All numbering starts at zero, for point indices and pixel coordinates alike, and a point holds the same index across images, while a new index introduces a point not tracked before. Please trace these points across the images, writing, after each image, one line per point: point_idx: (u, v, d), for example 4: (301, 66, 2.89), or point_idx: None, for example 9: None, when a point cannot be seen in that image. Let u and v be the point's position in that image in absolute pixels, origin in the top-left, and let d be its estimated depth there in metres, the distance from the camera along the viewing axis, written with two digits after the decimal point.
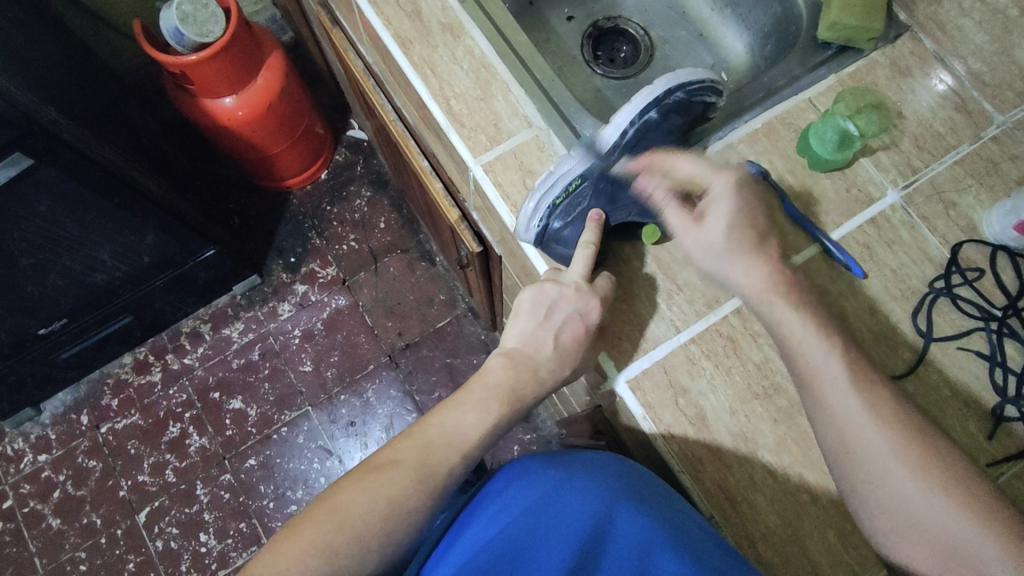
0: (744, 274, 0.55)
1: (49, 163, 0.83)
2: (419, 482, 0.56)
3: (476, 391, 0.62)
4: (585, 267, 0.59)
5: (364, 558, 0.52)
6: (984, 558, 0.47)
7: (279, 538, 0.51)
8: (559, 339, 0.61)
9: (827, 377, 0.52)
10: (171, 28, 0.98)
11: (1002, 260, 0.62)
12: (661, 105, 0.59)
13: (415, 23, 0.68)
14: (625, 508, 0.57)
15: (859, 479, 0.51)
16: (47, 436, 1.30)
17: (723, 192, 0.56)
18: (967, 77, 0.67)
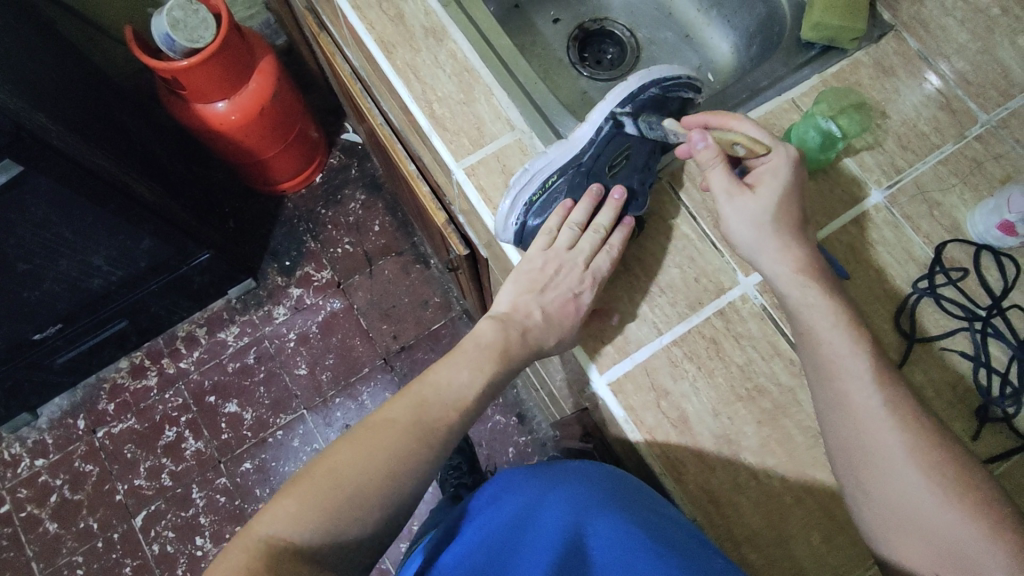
0: (779, 254, 0.55)
1: (40, 170, 0.83)
2: (418, 440, 0.55)
3: (470, 350, 0.60)
4: (592, 248, 0.60)
5: (371, 516, 0.51)
6: (980, 557, 0.46)
7: (284, 495, 0.51)
8: (548, 311, 0.60)
9: (845, 367, 0.52)
10: (161, 34, 0.99)
11: (986, 260, 0.61)
12: (634, 102, 0.61)
13: (398, 28, 0.68)
14: (603, 514, 0.57)
15: (861, 469, 0.50)
16: (44, 440, 1.30)
17: (780, 166, 0.57)
18: (951, 76, 0.67)
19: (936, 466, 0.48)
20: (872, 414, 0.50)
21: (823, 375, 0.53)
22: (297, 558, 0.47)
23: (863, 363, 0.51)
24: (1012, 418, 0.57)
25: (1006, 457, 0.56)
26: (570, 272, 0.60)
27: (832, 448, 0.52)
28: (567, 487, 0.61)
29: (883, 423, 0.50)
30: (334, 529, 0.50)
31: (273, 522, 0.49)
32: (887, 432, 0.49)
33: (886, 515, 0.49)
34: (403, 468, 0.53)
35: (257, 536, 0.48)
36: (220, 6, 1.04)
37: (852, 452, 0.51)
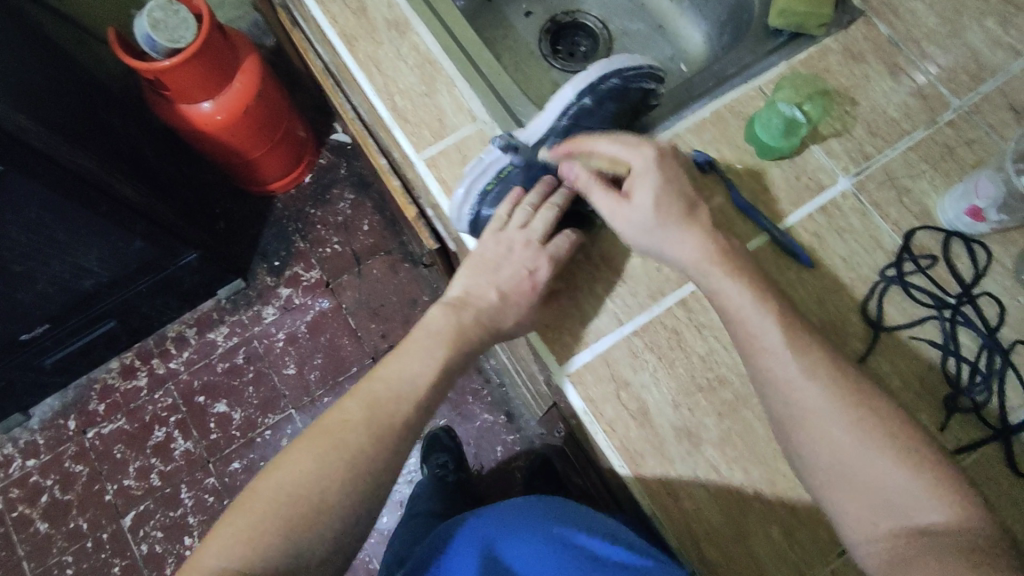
0: (676, 247, 0.55)
1: (22, 172, 0.82)
2: (372, 440, 0.53)
3: (421, 339, 0.58)
4: (547, 226, 0.60)
5: (328, 526, 0.50)
6: (921, 508, 0.45)
7: (231, 518, 0.49)
8: (504, 290, 0.59)
9: (764, 341, 0.51)
10: (143, 35, 0.98)
11: (957, 247, 0.60)
12: (594, 92, 0.59)
13: (361, 20, 0.68)
14: (536, 538, 0.60)
15: (793, 433, 0.49)
16: (35, 441, 1.31)
17: (645, 169, 0.56)
18: (920, 60, 0.66)
19: (876, 428, 0.47)
20: (792, 383, 0.49)
21: (748, 350, 0.52)
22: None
23: (778, 335, 0.50)
24: (981, 409, 0.56)
25: (974, 449, 0.55)
26: (524, 248, 0.60)
27: (768, 414, 0.51)
28: (509, 515, 0.63)
29: (804, 389, 0.49)
30: (290, 548, 0.48)
31: (221, 552, 0.47)
32: (808, 395, 0.48)
33: (823, 472, 0.48)
34: (359, 471, 0.51)
35: (206, 568, 0.46)
36: (202, 6, 1.03)
37: (781, 419, 0.50)
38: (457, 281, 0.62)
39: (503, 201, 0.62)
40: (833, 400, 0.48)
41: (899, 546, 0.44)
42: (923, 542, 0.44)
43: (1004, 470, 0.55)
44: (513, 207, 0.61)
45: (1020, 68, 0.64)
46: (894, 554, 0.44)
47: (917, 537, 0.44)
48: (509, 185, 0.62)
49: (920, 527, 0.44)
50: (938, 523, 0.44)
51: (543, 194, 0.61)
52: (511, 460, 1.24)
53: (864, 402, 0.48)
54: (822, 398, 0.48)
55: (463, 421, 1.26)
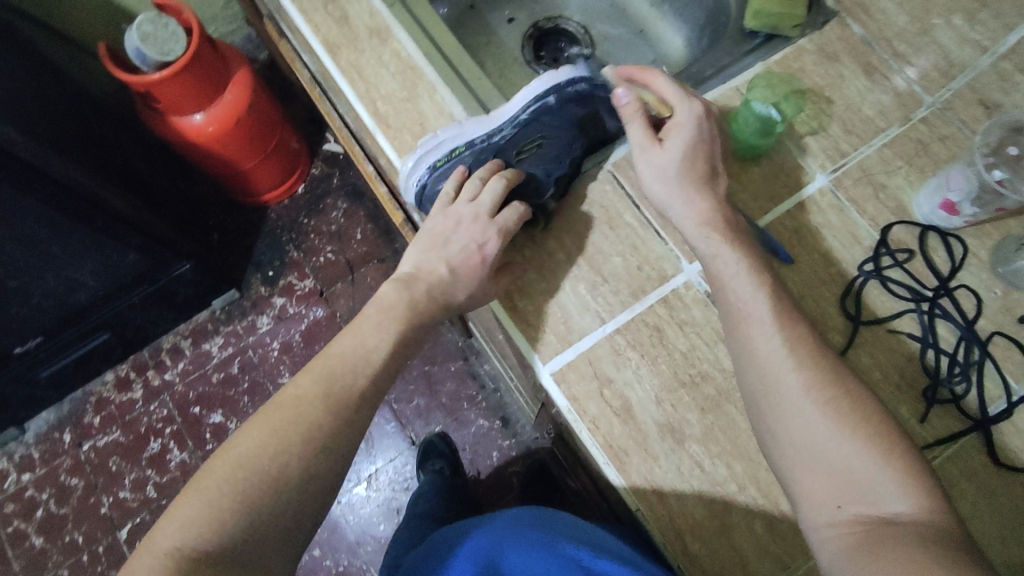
0: (683, 207, 0.58)
1: (12, 184, 0.82)
2: (329, 413, 0.52)
3: (373, 315, 0.59)
4: (496, 200, 0.59)
5: (286, 499, 0.49)
6: (888, 497, 0.45)
7: (185, 498, 0.48)
8: (453, 265, 0.59)
9: (748, 315, 0.53)
10: (133, 49, 0.99)
11: (933, 241, 0.61)
12: (559, 93, 0.62)
13: (343, 29, 0.69)
14: (526, 550, 0.59)
15: (768, 409, 0.50)
16: (30, 455, 1.30)
17: (685, 122, 0.58)
18: (894, 59, 0.67)
19: (848, 415, 0.48)
20: (774, 358, 0.50)
21: (733, 324, 0.54)
22: (211, 563, 0.45)
23: (765, 308, 0.52)
24: (960, 400, 0.56)
25: (954, 439, 0.56)
26: (473, 223, 0.60)
27: (745, 391, 0.53)
28: (502, 530, 0.63)
29: (783, 365, 0.50)
30: (248, 524, 0.47)
31: (177, 531, 0.46)
32: (787, 372, 0.50)
33: (793, 451, 0.49)
34: (316, 443, 0.51)
35: (161, 549, 0.45)
36: (192, 19, 1.04)
37: (757, 401, 0.51)
38: (408, 258, 0.63)
39: (450, 176, 0.63)
40: (814, 394, 0.49)
41: (861, 532, 0.45)
42: (887, 531, 0.44)
43: (984, 461, 0.55)
44: (460, 182, 0.62)
45: (990, 64, 0.66)
46: (856, 540, 0.45)
47: (883, 526, 0.45)
48: (458, 164, 0.63)
49: (884, 515, 0.45)
50: (902, 512, 0.45)
51: (492, 171, 0.62)
52: (506, 465, 1.24)
53: (845, 394, 0.49)
54: (800, 393, 0.49)
55: (458, 427, 1.26)
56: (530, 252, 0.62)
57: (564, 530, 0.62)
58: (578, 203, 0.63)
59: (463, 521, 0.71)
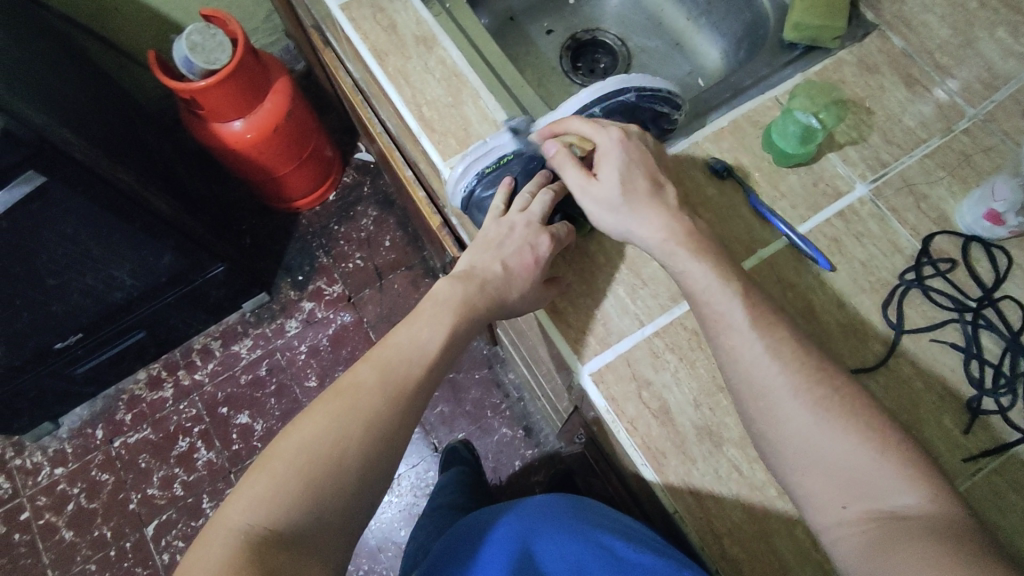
0: (640, 228, 0.58)
1: (67, 183, 0.85)
2: (386, 401, 0.54)
3: (428, 308, 0.61)
4: (546, 209, 0.61)
5: (346, 486, 0.49)
6: (893, 490, 0.45)
7: (251, 480, 0.48)
8: (508, 264, 0.60)
9: (728, 320, 0.52)
10: (181, 57, 1.03)
11: (977, 251, 0.61)
12: (604, 105, 0.64)
13: (391, 36, 0.72)
14: (564, 540, 0.60)
15: (759, 415, 0.50)
16: (63, 449, 1.33)
17: (610, 147, 0.59)
18: (935, 71, 0.67)
19: (844, 412, 0.48)
20: (758, 362, 0.50)
21: (714, 334, 0.53)
22: (279, 542, 0.45)
23: (742, 316, 0.52)
24: (1006, 412, 0.55)
25: (1000, 451, 0.55)
26: (526, 228, 0.61)
27: (734, 396, 0.52)
28: (534, 517, 0.63)
29: (770, 369, 0.50)
30: (312, 508, 0.48)
31: (247, 509, 0.46)
32: (772, 375, 0.50)
33: (790, 452, 0.49)
34: (375, 433, 0.52)
35: (233, 525, 0.46)
36: (237, 30, 1.08)
37: (748, 402, 0.51)
38: (462, 260, 0.64)
39: (498, 188, 0.64)
40: (816, 394, 0.49)
41: (870, 528, 0.45)
42: (900, 526, 0.44)
43: None
44: (508, 195, 0.63)
45: None
46: (867, 538, 0.45)
47: (894, 520, 0.44)
48: (506, 173, 0.64)
49: (891, 510, 0.45)
50: (908, 506, 0.45)
51: (541, 183, 0.64)
52: (529, 474, 1.24)
53: (848, 397, 0.49)
54: (813, 399, 0.49)
55: (482, 434, 1.26)
56: (569, 255, 0.63)
57: (595, 521, 0.61)
58: None
59: (492, 507, 0.71)
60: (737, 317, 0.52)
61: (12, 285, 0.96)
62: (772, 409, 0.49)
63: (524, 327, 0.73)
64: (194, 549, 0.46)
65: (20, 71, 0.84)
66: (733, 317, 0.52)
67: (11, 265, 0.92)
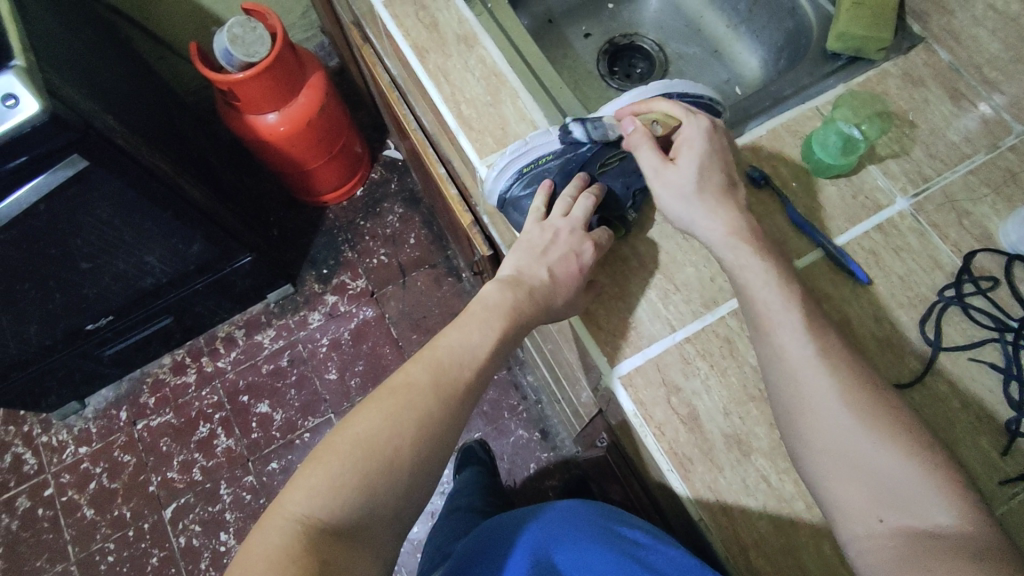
0: (710, 220, 0.57)
1: (107, 169, 0.86)
2: (439, 403, 0.54)
3: (479, 312, 0.60)
4: (587, 214, 0.61)
5: (398, 482, 0.50)
6: (929, 507, 0.45)
7: (308, 469, 0.49)
8: (554, 271, 0.60)
9: (776, 321, 0.52)
10: (222, 49, 1.05)
11: (1020, 271, 0.59)
12: None
13: (432, 34, 0.72)
14: (590, 547, 0.59)
15: (797, 421, 0.50)
16: (88, 429, 1.35)
17: (694, 134, 0.59)
18: (983, 86, 0.66)
19: (883, 425, 0.47)
20: (806, 365, 0.50)
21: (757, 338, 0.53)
22: (334, 535, 0.46)
23: (796, 318, 0.52)
24: None
25: None
26: (570, 236, 0.61)
27: (774, 397, 0.52)
28: (559, 524, 0.63)
29: (814, 377, 0.49)
30: (366, 502, 0.49)
31: (304, 498, 0.47)
32: (819, 381, 0.49)
33: (824, 458, 0.48)
34: (428, 433, 0.52)
35: (289, 514, 0.47)
36: (277, 24, 1.10)
37: (788, 406, 0.51)
38: (507, 264, 0.64)
39: (537, 189, 0.64)
40: (861, 405, 0.48)
41: (902, 543, 0.44)
42: (930, 543, 0.43)
43: None
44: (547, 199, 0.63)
45: None
46: (898, 553, 0.44)
47: (928, 537, 0.44)
48: (545, 176, 0.64)
49: (924, 526, 0.44)
50: (944, 524, 0.44)
51: (579, 186, 0.63)
52: (544, 478, 1.24)
53: (891, 412, 0.48)
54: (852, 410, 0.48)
55: (498, 436, 1.26)
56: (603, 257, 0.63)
57: (620, 531, 0.61)
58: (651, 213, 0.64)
59: (518, 508, 0.71)
60: (785, 320, 0.52)
61: (47, 266, 0.97)
62: (810, 417, 0.49)
63: (550, 329, 0.73)
64: (251, 535, 0.47)
65: (69, 58, 0.87)
66: (783, 320, 0.52)
67: (48, 247, 0.93)
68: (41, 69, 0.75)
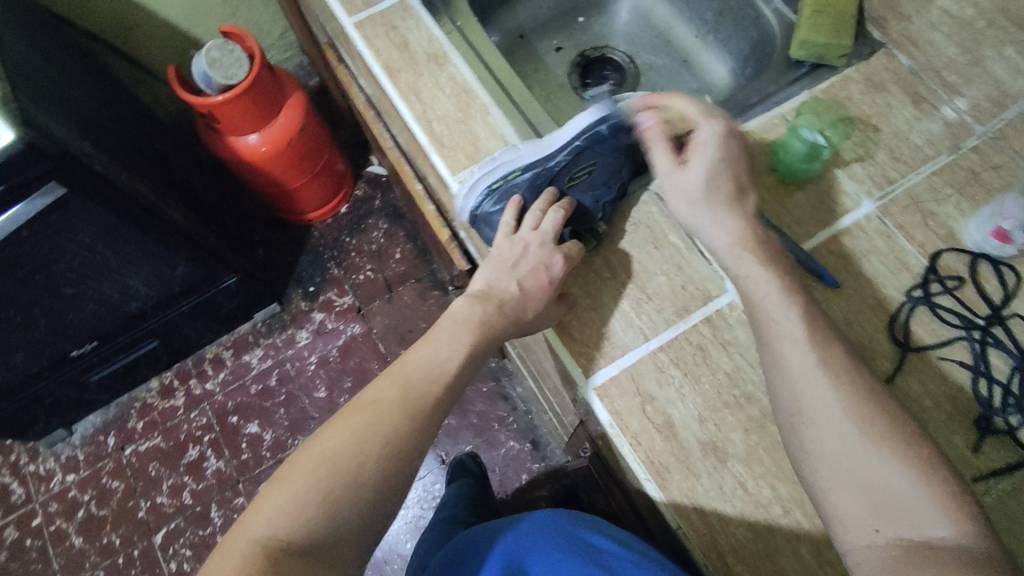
0: (712, 225, 0.59)
1: (86, 196, 0.86)
2: (405, 417, 0.54)
3: (447, 327, 0.61)
4: (556, 228, 0.62)
5: (362, 499, 0.50)
6: (927, 519, 0.45)
7: (273, 488, 0.49)
8: (523, 284, 0.60)
9: (781, 331, 0.53)
10: (200, 72, 1.06)
11: (985, 269, 0.60)
12: (610, 123, 0.64)
13: (402, 54, 0.73)
14: (559, 558, 0.59)
15: (800, 430, 0.50)
16: (76, 456, 1.34)
17: (707, 139, 0.60)
18: (942, 89, 0.67)
19: (884, 436, 0.48)
20: (807, 375, 0.51)
21: (765, 343, 0.54)
22: (296, 555, 0.46)
23: (799, 327, 0.53)
24: (1016, 432, 0.55)
25: (1008, 472, 0.54)
26: (540, 249, 0.62)
27: (777, 405, 0.53)
28: (530, 535, 0.63)
29: (818, 384, 0.50)
30: (330, 520, 0.48)
31: (266, 518, 0.47)
32: (820, 391, 0.50)
33: (824, 468, 0.49)
34: (394, 449, 0.52)
35: (251, 535, 0.47)
36: (253, 46, 1.11)
37: (792, 416, 0.51)
38: (479, 277, 0.64)
39: (506, 206, 0.65)
40: (825, 412, 0.49)
41: (897, 553, 0.45)
42: (925, 554, 0.44)
43: None
44: (518, 213, 0.64)
45: None
46: (893, 563, 0.45)
47: (923, 549, 0.44)
48: (514, 192, 0.64)
49: (921, 537, 0.45)
50: (942, 537, 0.44)
51: (548, 201, 0.64)
52: (534, 489, 1.23)
53: (860, 415, 0.49)
54: (841, 411, 0.49)
55: (488, 448, 1.26)
56: (577, 268, 0.64)
57: (591, 540, 0.61)
58: (623, 224, 0.65)
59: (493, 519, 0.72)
60: (791, 330, 0.53)
61: (30, 294, 0.97)
62: (812, 425, 0.50)
63: (530, 341, 0.74)
64: (213, 557, 0.47)
65: (46, 86, 0.87)
66: (788, 329, 0.53)
67: (30, 274, 0.93)
68: (16, 99, 0.76)
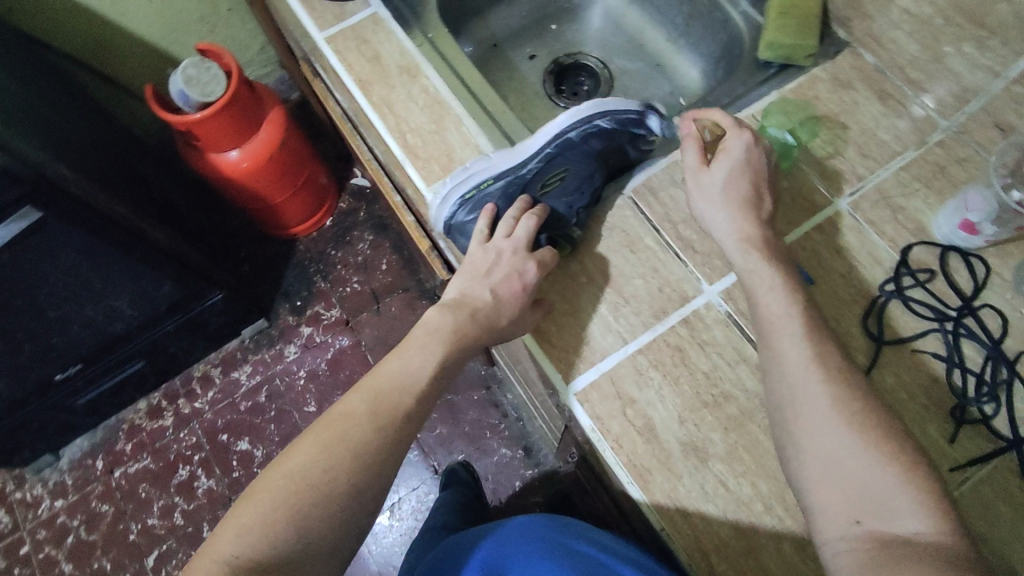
0: (726, 224, 0.59)
1: (64, 219, 0.86)
2: (375, 431, 0.54)
3: (419, 337, 0.61)
4: (529, 234, 0.62)
5: (332, 516, 0.50)
6: (904, 515, 0.45)
7: (242, 507, 0.50)
8: (497, 292, 0.61)
9: (778, 323, 0.54)
10: (177, 90, 1.05)
11: (955, 261, 0.61)
12: (580, 129, 0.66)
13: (375, 67, 0.74)
14: (538, 560, 0.59)
15: (791, 421, 0.51)
16: (64, 481, 1.33)
17: (737, 145, 0.61)
18: (907, 86, 0.68)
19: (869, 431, 0.48)
20: (802, 366, 0.51)
21: (762, 335, 0.54)
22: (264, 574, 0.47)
23: (795, 321, 0.53)
24: (990, 420, 0.56)
25: (983, 461, 0.55)
26: (512, 256, 0.62)
27: (770, 395, 0.53)
28: (511, 542, 0.63)
29: (810, 376, 0.51)
30: (298, 538, 0.49)
31: (235, 538, 0.48)
32: (812, 382, 0.50)
33: (810, 460, 0.49)
34: (362, 465, 0.52)
35: (219, 555, 0.47)
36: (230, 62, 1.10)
37: (783, 406, 0.52)
38: (451, 286, 0.64)
39: (480, 215, 0.65)
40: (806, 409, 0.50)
41: (872, 547, 0.45)
42: (899, 548, 0.44)
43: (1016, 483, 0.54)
44: (491, 221, 0.64)
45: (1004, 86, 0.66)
46: (865, 556, 0.44)
47: (900, 543, 0.44)
48: (488, 200, 0.65)
49: (898, 531, 0.45)
50: (917, 532, 0.45)
51: (521, 209, 0.64)
52: (528, 495, 1.23)
53: (837, 412, 0.49)
54: (829, 407, 0.49)
55: (480, 456, 1.26)
56: (554, 274, 0.64)
57: (571, 543, 0.61)
58: (598, 229, 0.65)
59: (478, 526, 0.72)
60: (788, 323, 0.53)
61: (11, 320, 0.96)
62: (801, 416, 0.50)
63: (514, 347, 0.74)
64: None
65: (21, 110, 0.87)
66: (785, 322, 0.53)
67: (9, 300, 0.92)
68: None
